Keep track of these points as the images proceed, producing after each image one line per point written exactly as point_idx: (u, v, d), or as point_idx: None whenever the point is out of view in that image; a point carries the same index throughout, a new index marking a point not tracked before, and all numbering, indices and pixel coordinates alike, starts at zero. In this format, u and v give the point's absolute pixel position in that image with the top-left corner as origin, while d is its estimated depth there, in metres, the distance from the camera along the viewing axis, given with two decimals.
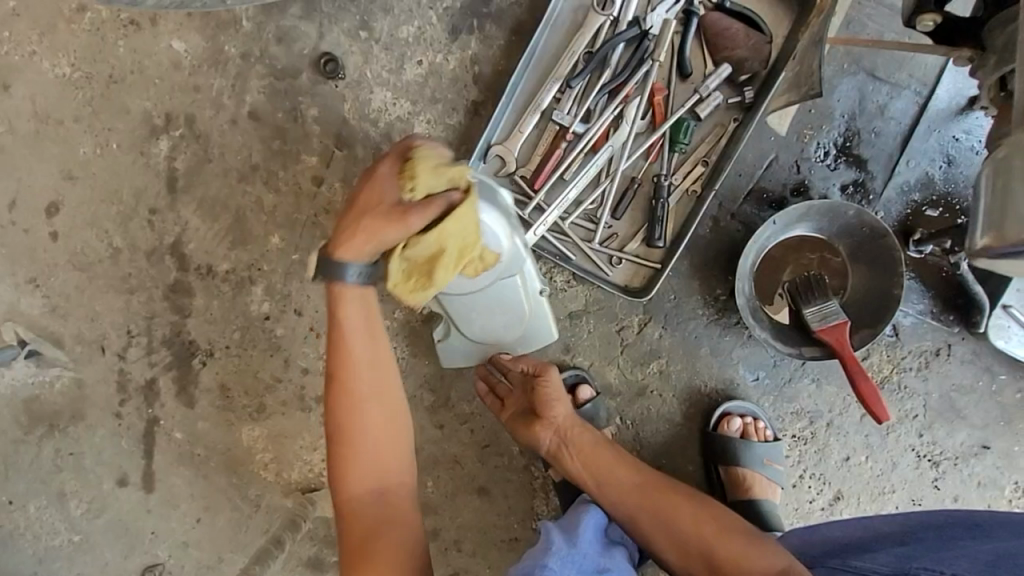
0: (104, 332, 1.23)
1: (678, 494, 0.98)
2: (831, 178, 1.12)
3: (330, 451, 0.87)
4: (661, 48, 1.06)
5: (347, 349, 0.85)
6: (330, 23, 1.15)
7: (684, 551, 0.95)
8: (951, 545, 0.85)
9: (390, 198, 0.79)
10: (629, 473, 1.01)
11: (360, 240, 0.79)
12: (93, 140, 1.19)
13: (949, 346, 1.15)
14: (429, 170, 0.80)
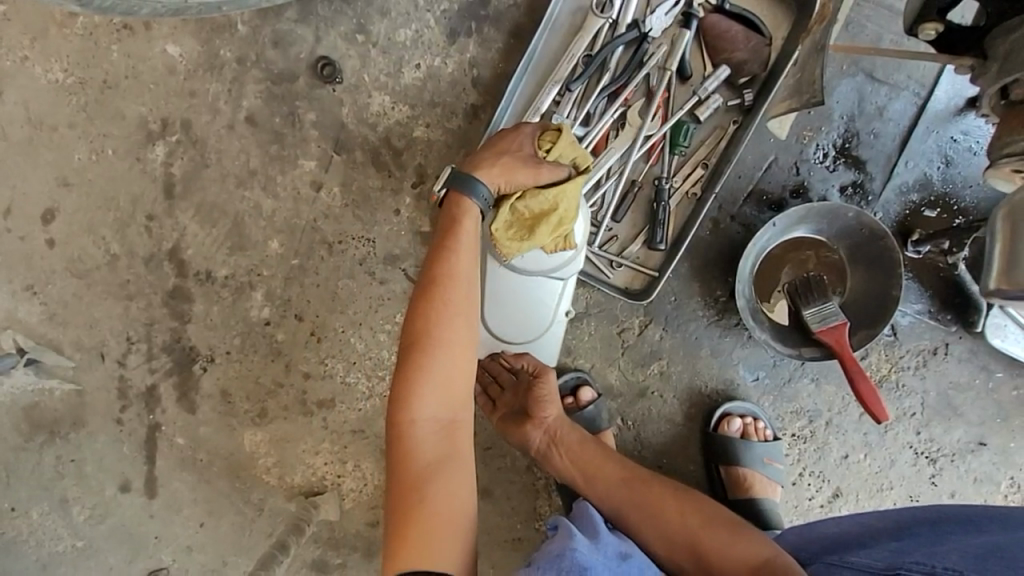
0: (103, 339, 1.23)
1: (664, 487, 0.99)
2: (830, 179, 1.13)
3: (400, 363, 0.83)
4: (674, 58, 1.07)
5: (448, 263, 0.85)
6: (327, 26, 1.14)
7: (672, 543, 0.94)
8: (944, 539, 0.85)
9: (529, 150, 0.89)
10: (616, 467, 1.02)
11: (494, 170, 0.87)
12: (89, 146, 1.18)
13: (946, 345, 1.16)
14: (568, 142, 0.91)
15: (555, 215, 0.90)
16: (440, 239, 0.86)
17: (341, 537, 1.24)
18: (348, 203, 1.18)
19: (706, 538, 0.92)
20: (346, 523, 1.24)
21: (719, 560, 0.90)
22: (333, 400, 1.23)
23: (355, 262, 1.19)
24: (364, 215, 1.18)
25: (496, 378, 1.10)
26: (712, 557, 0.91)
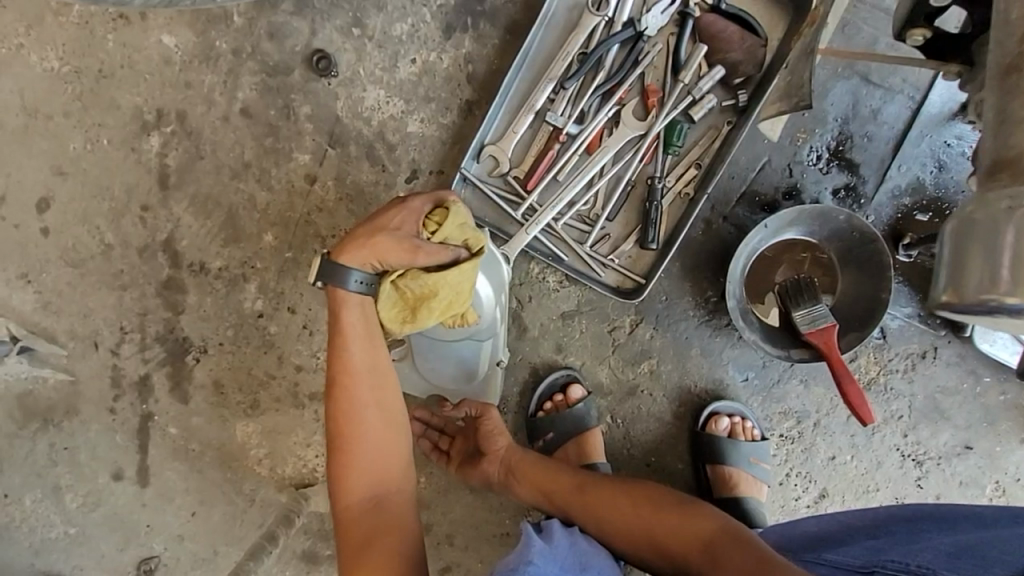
0: (97, 328, 1.23)
1: (610, 489, 0.99)
2: (823, 182, 1.13)
3: (331, 458, 0.89)
4: (687, 69, 1.06)
5: (346, 358, 0.88)
6: (323, 19, 1.14)
7: (634, 540, 0.95)
8: (915, 539, 0.92)
9: (408, 231, 0.86)
10: (566, 477, 1.03)
11: (364, 255, 0.85)
12: (84, 136, 1.18)
13: (935, 349, 1.16)
14: (455, 223, 0.88)
15: (435, 298, 0.88)
16: (331, 339, 0.89)
17: (331, 529, 1.25)
18: (342, 197, 1.18)
19: (662, 522, 0.94)
20: None
21: (681, 543, 0.91)
22: None
23: None
24: (358, 209, 1.18)
25: (444, 430, 1.18)
26: (673, 539, 0.92)
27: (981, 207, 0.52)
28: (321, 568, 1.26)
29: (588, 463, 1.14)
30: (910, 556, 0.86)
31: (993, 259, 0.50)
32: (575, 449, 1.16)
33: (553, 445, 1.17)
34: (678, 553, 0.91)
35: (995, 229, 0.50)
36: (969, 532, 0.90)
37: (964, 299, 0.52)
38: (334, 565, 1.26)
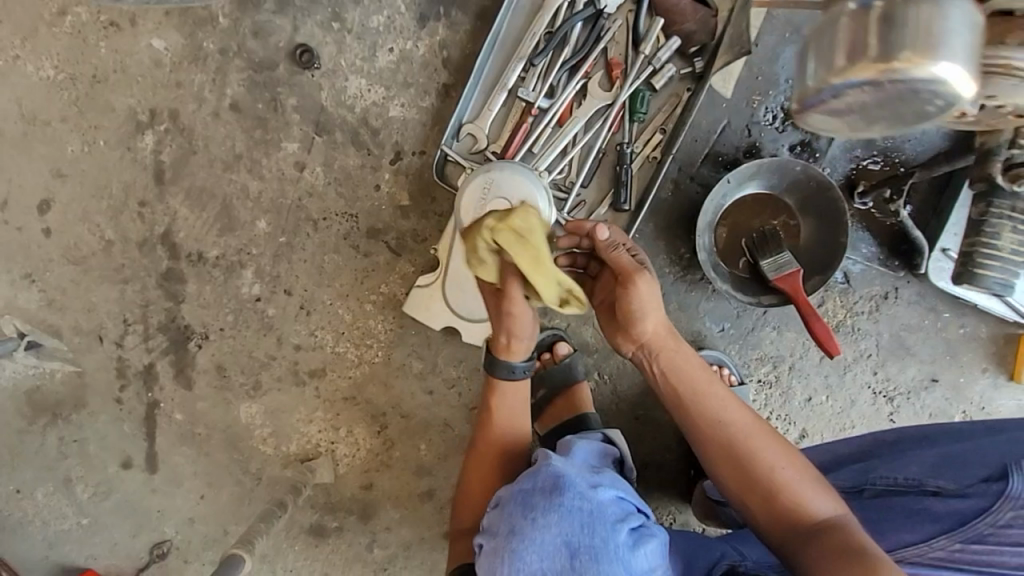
0: (100, 322, 1.28)
1: (758, 432, 0.94)
2: (780, 140, 1.21)
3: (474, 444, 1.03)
4: (646, 41, 1.14)
5: (496, 403, 1.02)
6: (304, 16, 1.21)
7: (746, 484, 0.92)
8: (903, 455, 1.01)
9: (495, 304, 0.96)
10: (714, 400, 0.97)
11: (509, 343, 0.98)
12: (80, 139, 1.25)
13: (897, 289, 1.23)
14: (478, 258, 0.92)
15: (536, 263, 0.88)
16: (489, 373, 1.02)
17: (337, 501, 1.30)
18: (330, 182, 1.25)
19: (798, 490, 0.89)
20: (341, 487, 1.30)
21: (790, 513, 0.88)
22: (323, 370, 1.28)
23: (339, 237, 1.26)
24: (346, 192, 1.25)
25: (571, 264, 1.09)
26: (791, 509, 0.88)
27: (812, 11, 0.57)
28: (330, 540, 1.30)
29: (579, 414, 1.19)
30: (904, 472, 0.97)
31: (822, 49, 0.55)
32: (564, 402, 1.21)
33: (545, 400, 1.23)
34: (787, 513, 0.88)
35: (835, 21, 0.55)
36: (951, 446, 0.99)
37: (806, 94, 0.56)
38: (342, 536, 1.31)
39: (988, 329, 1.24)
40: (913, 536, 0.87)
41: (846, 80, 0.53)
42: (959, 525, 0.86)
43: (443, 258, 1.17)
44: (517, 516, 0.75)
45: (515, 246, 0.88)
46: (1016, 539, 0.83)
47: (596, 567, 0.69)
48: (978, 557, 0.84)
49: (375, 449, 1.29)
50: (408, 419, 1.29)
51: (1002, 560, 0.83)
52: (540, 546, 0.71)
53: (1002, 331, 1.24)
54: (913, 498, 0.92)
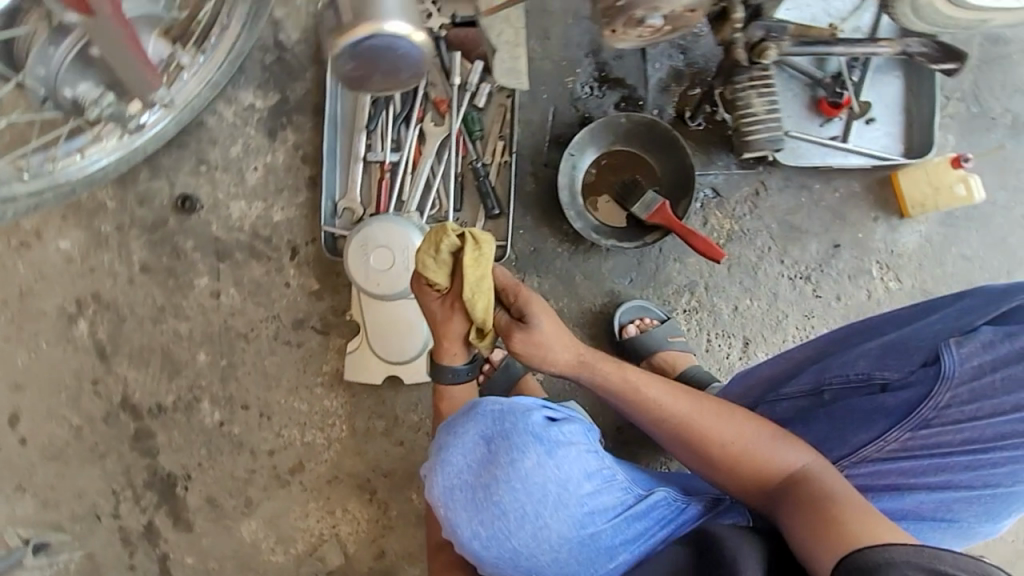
0: (93, 501, 1.37)
1: (704, 413, 0.98)
2: (604, 103, 1.33)
3: None
4: (455, 72, 1.29)
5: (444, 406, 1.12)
6: (174, 170, 1.37)
7: (712, 460, 0.96)
8: (850, 348, 0.99)
9: (434, 306, 1.02)
10: (655, 394, 1.01)
11: (448, 346, 1.06)
12: (27, 348, 1.38)
13: (763, 183, 1.33)
14: (431, 265, 0.97)
15: (477, 275, 0.95)
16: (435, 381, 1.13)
17: None
18: (246, 296, 1.37)
19: (759, 452, 0.93)
20: (357, 566, 1.33)
21: (760, 477, 0.93)
22: (301, 463, 1.35)
23: (271, 340, 1.36)
24: (263, 299, 1.37)
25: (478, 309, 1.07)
26: (759, 472, 0.93)
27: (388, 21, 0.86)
28: None
29: None
30: (856, 366, 0.95)
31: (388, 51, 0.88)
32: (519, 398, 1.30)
33: None
34: (756, 476, 0.93)
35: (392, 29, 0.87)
36: (892, 332, 0.97)
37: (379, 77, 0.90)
38: None
39: (859, 183, 1.32)
40: (869, 436, 0.91)
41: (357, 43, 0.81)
42: (907, 417, 0.90)
43: (358, 318, 1.29)
44: (446, 432, 0.93)
45: (475, 257, 0.95)
46: (955, 416, 0.88)
47: (508, 443, 0.88)
48: (927, 440, 0.89)
49: (374, 517, 1.34)
50: (392, 476, 1.34)
51: (948, 437, 0.88)
52: (464, 444, 0.90)
53: (873, 179, 1.32)
54: (864, 397, 0.93)
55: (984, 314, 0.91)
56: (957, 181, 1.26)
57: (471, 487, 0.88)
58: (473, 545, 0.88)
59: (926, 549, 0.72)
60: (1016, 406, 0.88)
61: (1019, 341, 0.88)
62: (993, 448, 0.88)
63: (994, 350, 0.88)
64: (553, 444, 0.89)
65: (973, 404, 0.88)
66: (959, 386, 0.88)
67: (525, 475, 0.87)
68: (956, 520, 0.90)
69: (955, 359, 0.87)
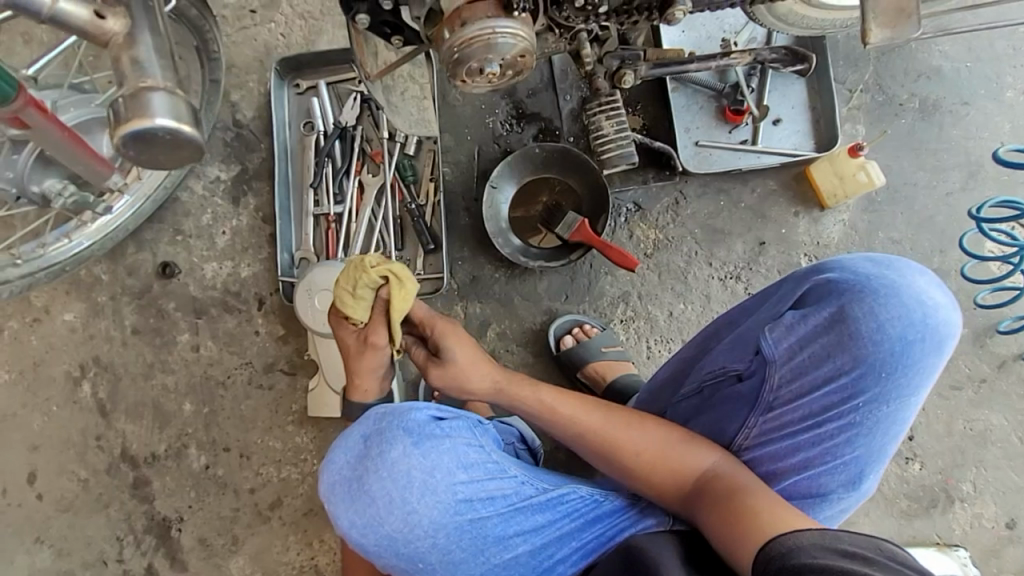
0: (100, 548, 1.50)
1: (617, 424, 1.02)
2: (523, 137, 1.45)
3: None
4: (385, 128, 1.44)
5: None
6: (155, 242, 1.56)
7: (630, 470, 0.99)
8: (710, 349, 1.08)
9: (352, 340, 1.11)
10: (573, 407, 1.06)
11: (361, 380, 1.16)
12: (42, 412, 1.56)
13: (681, 192, 1.39)
14: (353, 300, 1.03)
15: (396, 315, 1.03)
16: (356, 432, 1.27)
17: None
18: (222, 347, 1.51)
19: (674, 455, 0.96)
20: None
21: (675, 480, 0.96)
22: (279, 499, 1.45)
23: (245, 385, 1.49)
24: (237, 348, 1.51)
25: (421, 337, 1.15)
26: (674, 475, 0.96)
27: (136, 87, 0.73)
28: None
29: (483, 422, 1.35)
30: (715, 362, 1.03)
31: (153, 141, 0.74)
32: None
33: None
34: (671, 480, 0.96)
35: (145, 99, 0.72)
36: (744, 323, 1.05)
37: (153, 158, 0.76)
38: None
39: (775, 181, 1.37)
40: (735, 425, 1.00)
41: (128, 136, 0.71)
42: (754, 404, 0.98)
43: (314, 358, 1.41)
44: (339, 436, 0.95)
45: (396, 301, 1.03)
46: (790, 396, 0.96)
47: (382, 438, 0.89)
48: (778, 421, 0.97)
49: None
50: None
51: (796, 418, 0.96)
52: (347, 443, 0.91)
53: (788, 175, 1.37)
54: (725, 388, 1.02)
55: (791, 298, 1.00)
56: (857, 169, 1.31)
57: (350, 480, 0.89)
58: (353, 535, 0.89)
59: (825, 531, 0.74)
60: (844, 374, 0.94)
61: (815, 321, 0.95)
62: (827, 420, 0.96)
63: (797, 330, 0.96)
64: (423, 436, 0.90)
65: (799, 382, 0.96)
66: (783, 367, 0.96)
67: (392, 466, 0.88)
68: (825, 493, 0.98)
69: (771, 346, 0.96)
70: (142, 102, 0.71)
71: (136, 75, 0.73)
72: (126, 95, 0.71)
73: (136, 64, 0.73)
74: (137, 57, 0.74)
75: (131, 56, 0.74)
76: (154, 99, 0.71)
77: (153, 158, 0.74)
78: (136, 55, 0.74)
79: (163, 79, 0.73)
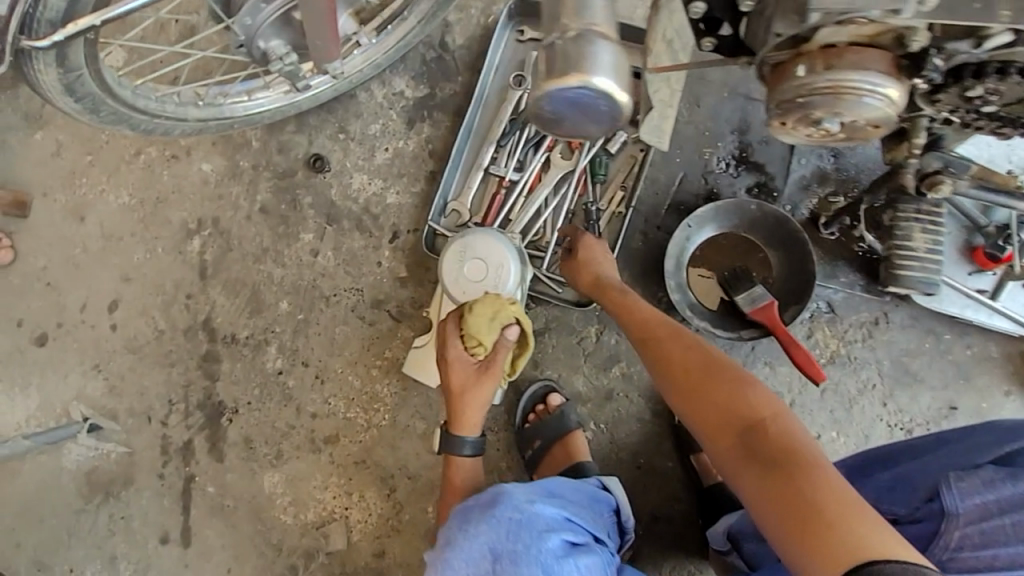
0: (150, 403, 1.48)
1: (695, 353, 1.02)
2: (735, 184, 1.29)
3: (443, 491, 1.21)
4: None
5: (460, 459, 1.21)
6: (316, 131, 1.47)
7: (684, 388, 0.98)
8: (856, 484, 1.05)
9: (465, 364, 1.15)
10: (662, 329, 1.09)
11: (468, 415, 1.17)
12: (146, 249, 1.52)
13: (886, 314, 1.23)
14: (484, 331, 1.13)
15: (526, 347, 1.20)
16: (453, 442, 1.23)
17: (351, 569, 1.37)
18: (339, 263, 1.43)
19: (733, 390, 0.93)
20: (355, 554, 1.37)
21: (721, 408, 0.92)
22: (337, 436, 1.40)
23: (347, 310, 1.42)
24: (353, 270, 1.43)
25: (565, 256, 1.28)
26: (721, 403, 0.92)
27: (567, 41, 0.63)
28: None
29: (576, 461, 1.24)
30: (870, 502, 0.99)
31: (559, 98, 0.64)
32: (562, 451, 1.25)
33: (541, 451, 1.26)
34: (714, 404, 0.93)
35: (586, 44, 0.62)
36: (906, 463, 1.00)
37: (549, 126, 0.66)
38: None
39: (996, 348, 1.20)
40: None
41: (547, 92, 0.62)
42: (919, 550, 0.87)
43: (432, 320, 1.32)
44: (456, 531, 0.95)
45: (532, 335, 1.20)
46: (973, 566, 0.81)
47: (515, 567, 0.88)
48: None
49: (385, 513, 1.37)
50: (415, 480, 1.37)
51: None
52: (471, 552, 0.91)
53: (1013, 349, 1.20)
54: None
55: (992, 452, 0.91)
56: None
57: None
58: None
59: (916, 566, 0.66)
60: None
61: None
62: None
63: (997, 489, 0.83)
64: None
65: (987, 552, 0.81)
66: (967, 526, 0.83)
67: None
68: None
69: (955, 498, 0.83)
70: (572, 51, 0.61)
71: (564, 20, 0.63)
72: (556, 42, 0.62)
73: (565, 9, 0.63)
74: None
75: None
76: (585, 46, 0.61)
77: (563, 120, 0.65)
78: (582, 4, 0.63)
79: (607, 29, 0.63)
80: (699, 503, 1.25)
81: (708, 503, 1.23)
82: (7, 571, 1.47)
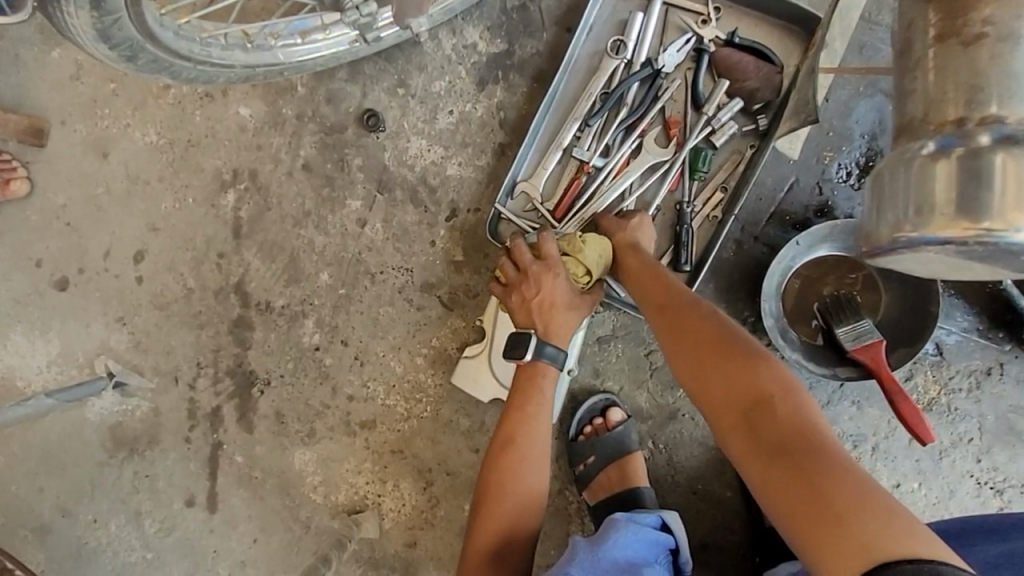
0: (177, 364, 1.37)
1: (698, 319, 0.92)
2: (855, 199, 1.18)
3: (485, 486, 1.02)
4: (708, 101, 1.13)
5: (518, 454, 1.02)
6: (372, 82, 1.28)
7: (688, 360, 0.90)
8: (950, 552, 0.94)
9: (568, 289, 1.05)
10: (662, 288, 0.98)
11: (560, 331, 1.06)
12: (174, 196, 1.36)
13: (1001, 365, 1.12)
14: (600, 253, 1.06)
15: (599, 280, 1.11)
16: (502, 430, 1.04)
17: (380, 557, 1.33)
18: (389, 237, 1.30)
19: (739, 367, 0.84)
20: (386, 541, 1.33)
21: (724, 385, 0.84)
22: (374, 421, 1.32)
23: (394, 290, 1.30)
24: (403, 247, 1.30)
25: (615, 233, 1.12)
26: (725, 383, 0.84)
27: (897, 160, 0.72)
28: None
29: (632, 486, 1.16)
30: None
31: (904, 204, 0.71)
32: (617, 471, 1.17)
33: (594, 469, 1.18)
34: (717, 381, 0.85)
35: (991, 166, 0.65)
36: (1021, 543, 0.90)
37: (884, 243, 0.73)
38: None
39: None
40: None
41: (927, 233, 0.69)
42: None
43: (488, 329, 1.25)
44: None
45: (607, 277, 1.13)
46: None
47: None
48: None
49: (420, 505, 1.32)
50: (454, 477, 1.32)
51: None
52: None
53: None
54: None
55: None
56: None
57: None
58: None
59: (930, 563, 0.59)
60: None
61: None
62: None
63: None
64: None
65: None
66: None
67: None
68: None
69: None
70: (983, 175, 0.66)
71: (967, 116, 0.68)
72: (962, 155, 0.67)
73: (972, 89, 0.67)
74: (1009, 74, 0.66)
75: (998, 69, 0.66)
76: (1000, 172, 0.65)
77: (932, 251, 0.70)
78: (1007, 87, 0.66)
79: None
80: (755, 537, 1.19)
81: (764, 538, 1.18)
82: (17, 521, 1.39)
